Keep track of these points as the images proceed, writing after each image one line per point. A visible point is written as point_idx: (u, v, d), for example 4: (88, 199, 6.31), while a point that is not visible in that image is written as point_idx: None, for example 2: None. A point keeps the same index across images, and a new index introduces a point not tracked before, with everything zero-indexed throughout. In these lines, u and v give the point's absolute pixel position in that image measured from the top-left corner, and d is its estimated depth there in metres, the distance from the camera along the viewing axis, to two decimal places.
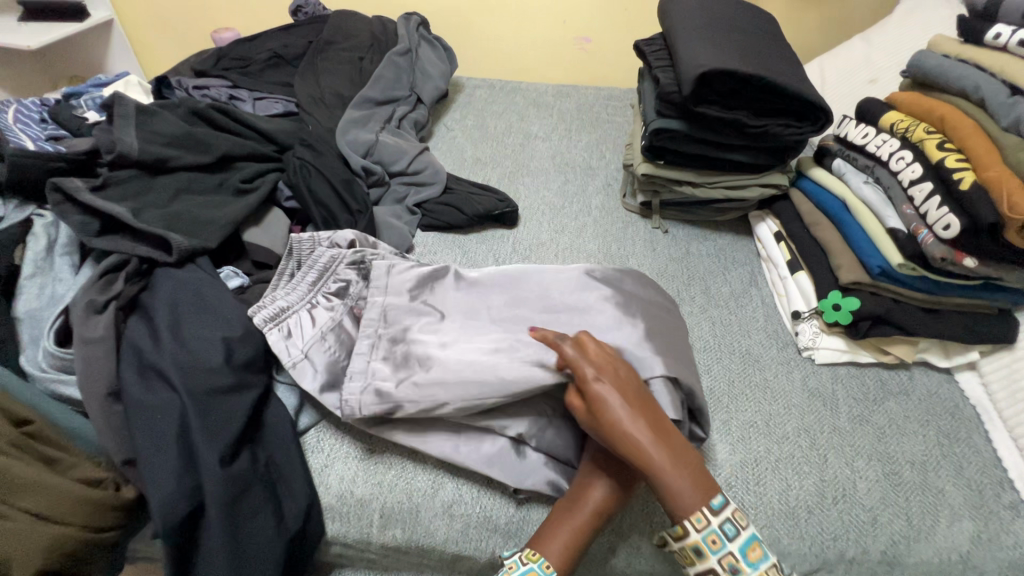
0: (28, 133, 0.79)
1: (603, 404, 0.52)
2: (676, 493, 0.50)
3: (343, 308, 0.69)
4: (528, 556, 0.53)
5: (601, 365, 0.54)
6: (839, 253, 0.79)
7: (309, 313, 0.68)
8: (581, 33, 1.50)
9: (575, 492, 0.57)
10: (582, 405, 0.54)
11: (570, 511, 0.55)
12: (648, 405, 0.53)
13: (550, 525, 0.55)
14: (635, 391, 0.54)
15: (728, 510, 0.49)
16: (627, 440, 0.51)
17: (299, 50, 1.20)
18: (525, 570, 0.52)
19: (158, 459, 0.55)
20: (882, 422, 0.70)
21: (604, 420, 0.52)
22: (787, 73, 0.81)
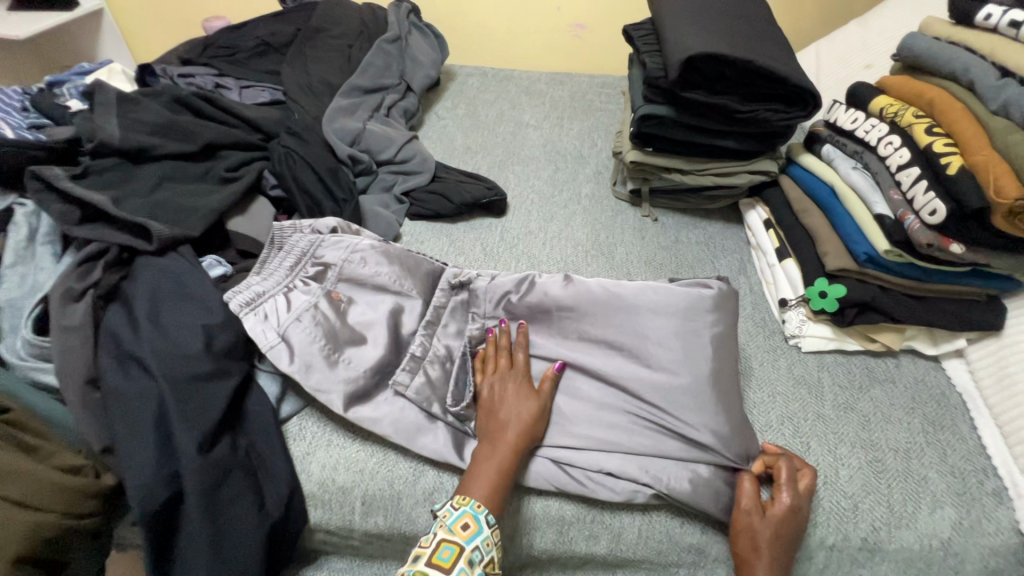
0: (9, 121, 0.79)
1: (748, 528, 0.57)
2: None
3: (321, 292, 0.69)
4: (459, 501, 0.55)
5: (795, 499, 0.57)
6: (826, 240, 0.78)
7: (287, 296, 0.67)
8: (574, 20, 1.48)
9: (492, 430, 0.61)
10: (746, 502, 0.58)
11: (492, 449, 0.59)
12: (789, 545, 0.56)
13: (475, 468, 0.58)
14: (790, 531, 0.56)
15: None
16: (750, 552, 0.56)
17: (288, 38, 1.19)
18: (459, 513, 0.54)
19: (138, 446, 0.55)
20: (867, 409, 0.70)
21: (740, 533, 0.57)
22: (776, 57, 0.80)
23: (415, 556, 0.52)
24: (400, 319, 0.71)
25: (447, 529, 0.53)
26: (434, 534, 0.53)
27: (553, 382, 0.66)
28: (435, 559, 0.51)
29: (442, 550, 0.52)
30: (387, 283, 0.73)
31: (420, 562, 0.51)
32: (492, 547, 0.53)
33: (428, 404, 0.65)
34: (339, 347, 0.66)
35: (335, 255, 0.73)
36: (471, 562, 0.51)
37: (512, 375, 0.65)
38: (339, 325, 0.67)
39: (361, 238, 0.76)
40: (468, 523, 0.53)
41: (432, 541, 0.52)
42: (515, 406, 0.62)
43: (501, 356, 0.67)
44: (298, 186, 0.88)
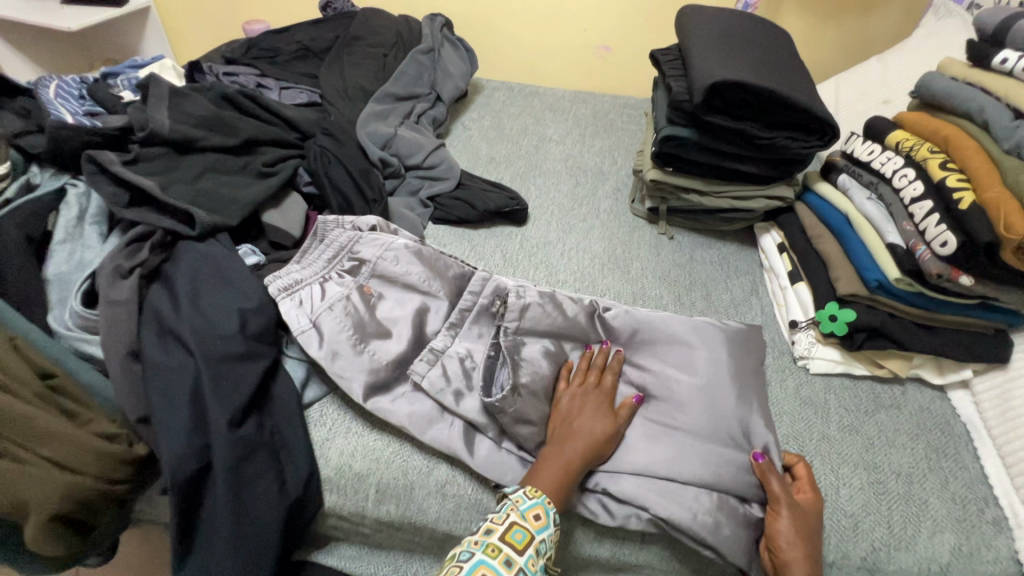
0: (67, 107, 0.84)
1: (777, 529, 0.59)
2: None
3: (353, 284, 0.73)
4: (533, 491, 0.57)
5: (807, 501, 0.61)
6: (839, 265, 0.80)
7: (321, 285, 0.71)
8: (599, 42, 1.53)
9: (564, 432, 0.62)
10: (779, 504, 0.60)
11: (559, 449, 0.61)
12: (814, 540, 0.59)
13: (539, 463, 0.60)
14: (809, 528, 0.59)
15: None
16: (786, 553, 0.57)
17: (327, 44, 1.24)
18: (531, 504, 0.56)
19: (173, 418, 0.58)
20: (872, 433, 0.72)
21: (773, 538, 0.59)
22: (797, 87, 0.83)
23: (487, 529, 0.54)
24: (424, 317, 0.74)
25: (520, 513, 0.55)
26: (507, 514, 0.55)
27: (632, 412, 0.66)
28: (508, 537, 0.54)
29: (514, 531, 0.54)
30: (416, 282, 0.76)
31: (494, 535, 0.54)
32: (553, 544, 0.56)
33: (444, 398, 0.67)
34: (365, 337, 0.69)
35: (370, 251, 0.77)
36: (537, 551, 0.54)
37: (596, 394, 0.66)
38: (366, 317, 0.70)
39: (396, 238, 0.80)
40: (540, 513, 0.55)
41: (505, 520, 0.55)
42: (590, 422, 0.63)
43: (591, 373, 0.68)
44: (331, 183, 0.92)
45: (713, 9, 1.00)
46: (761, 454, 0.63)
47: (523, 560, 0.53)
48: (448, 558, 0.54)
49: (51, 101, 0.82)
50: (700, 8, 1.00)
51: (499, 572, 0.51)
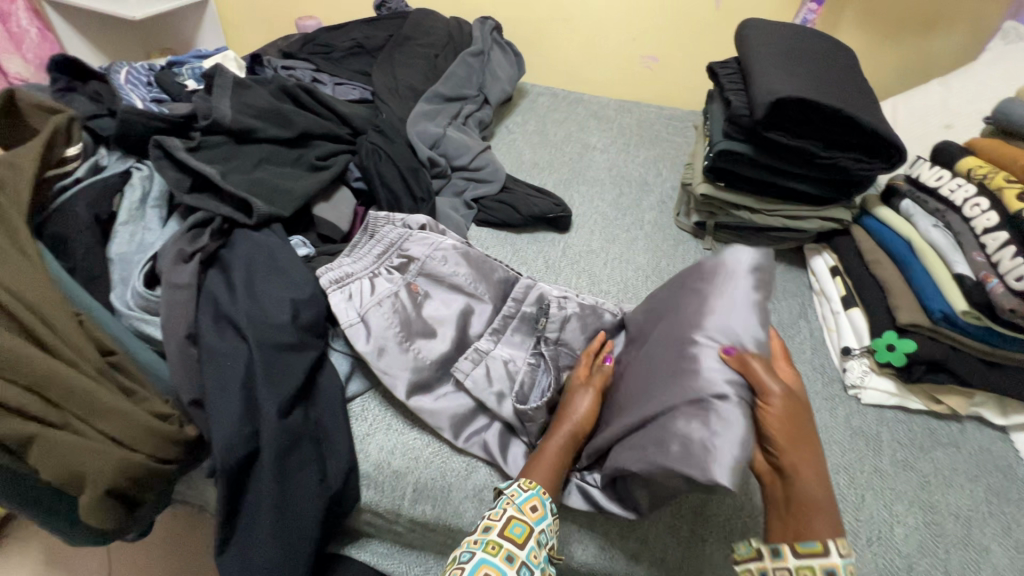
0: (136, 93, 0.86)
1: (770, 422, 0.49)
2: (807, 516, 0.48)
3: (402, 282, 0.74)
4: (527, 484, 0.57)
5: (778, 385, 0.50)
6: (898, 293, 0.77)
7: (371, 280, 0.73)
8: (647, 52, 1.52)
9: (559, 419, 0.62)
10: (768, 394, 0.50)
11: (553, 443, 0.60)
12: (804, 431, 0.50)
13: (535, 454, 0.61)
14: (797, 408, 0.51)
15: (817, 560, 0.47)
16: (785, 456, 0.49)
17: (380, 43, 1.26)
18: (527, 496, 0.56)
19: (224, 403, 0.58)
20: (927, 470, 0.69)
21: (773, 433, 0.49)
22: (863, 108, 0.81)
23: (485, 527, 0.54)
24: (469, 320, 0.74)
25: (517, 507, 0.55)
26: (504, 509, 0.55)
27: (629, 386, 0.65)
28: (508, 532, 0.53)
29: (512, 525, 0.54)
30: (462, 284, 0.76)
31: (492, 533, 0.54)
32: (554, 534, 0.56)
33: (487, 400, 0.67)
34: (410, 335, 0.70)
35: (419, 250, 0.77)
36: (539, 543, 0.54)
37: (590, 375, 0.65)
38: (413, 316, 0.71)
39: (445, 237, 0.80)
40: (536, 505, 0.55)
41: (502, 515, 0.55)
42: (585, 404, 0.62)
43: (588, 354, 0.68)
44: (380, 179, 0.93)
45: (775, 22, 0.98)
46: (733, 347, 0.53)
47: (525, 555, 0.53)
48: (450, 561, 0.53)
49: (122, 88, 0.85)
50: (760, 22, 0.97)
51: (501, 570, 0.51)
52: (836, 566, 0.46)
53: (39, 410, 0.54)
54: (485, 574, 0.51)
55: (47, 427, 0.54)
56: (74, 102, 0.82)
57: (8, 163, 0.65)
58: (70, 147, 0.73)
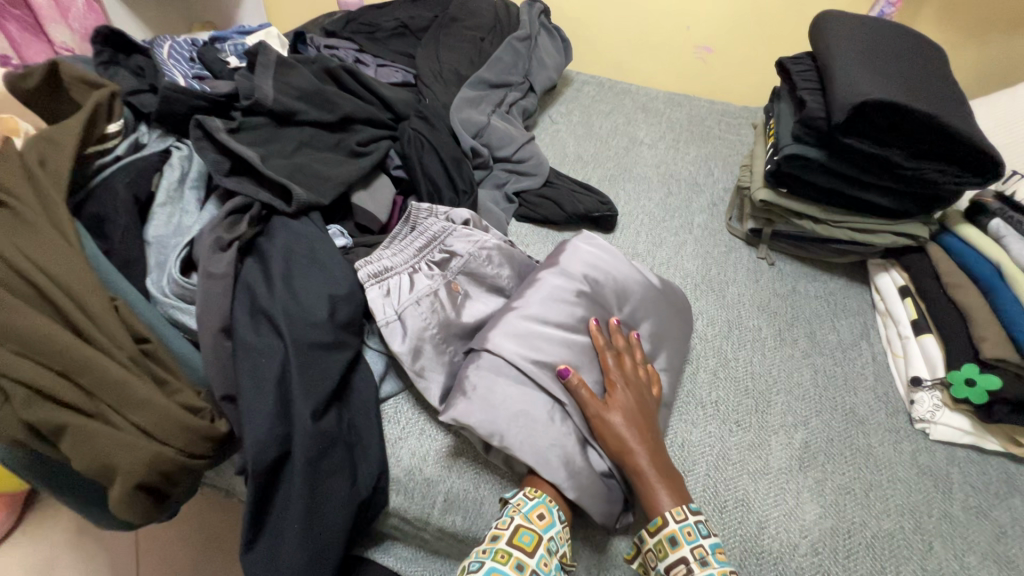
0: (179, 69, 0.84)
1: (609, 431, 0.59)
2: (651, 497, 0.56)
3: (442, 280, 0.70)
4: (533, 492, 0.56)
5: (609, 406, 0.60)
6: (983, 322, 0.69)
7: (410, 276, 0.70)
8: (701, 42, 1.43)
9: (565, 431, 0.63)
10: (591, 408, 0.60)
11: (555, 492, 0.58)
12: (646, 428, 0.60)
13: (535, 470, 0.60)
14: (647, 410, 0.61)
15: (661, 535, 0.54)
16: (621, 447, 0.58)
17: (425, 23, 1.21)
18: (532, 505, 0.55)
19: (259, 402, 0.56)
20: (1003, 519, 0.63)
21: (608, 439, 0.59)
22: (957, 115, 0.73)
23: (494, 536, 0.53)
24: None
25: (524, 516, 0.54)
26: (511, 518, 0.54)
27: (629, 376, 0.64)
28: (516, 541, 0.52)
29: (522, 534, 0.53)
30: (504, 286, 0.73)
31: (501, 541, 0.53)
32: (565, 542, 0.55)
33: None
34: (447, 338, 0.67)
35: (462, 246, 0.73)
36: (549, 551, 0.53)
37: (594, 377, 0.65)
38: (453, 317, 0.68)
39: (489, 234, 0.76)
40: (543, 513, 0.55)
41: (510, 524, 0.54)
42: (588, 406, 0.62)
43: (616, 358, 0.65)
44: (422, 169, 0.89)
45: (856, 16, 0.90)
46: (567, 370, 0.61)
47: (534, 563, 0.51)
48: (461, 569, 0.52)
49: (165, 63, 0.82)
50: (839, 15, 0.89)
51: None
52: (674, 532, 0.53)
53: (73, 398, 0.52)
54: None
55: (80, 416, 0.53)
56: (117, 76, 0.80)
57: (48, 140, 0.64)
58: (111, 124, 0.71)
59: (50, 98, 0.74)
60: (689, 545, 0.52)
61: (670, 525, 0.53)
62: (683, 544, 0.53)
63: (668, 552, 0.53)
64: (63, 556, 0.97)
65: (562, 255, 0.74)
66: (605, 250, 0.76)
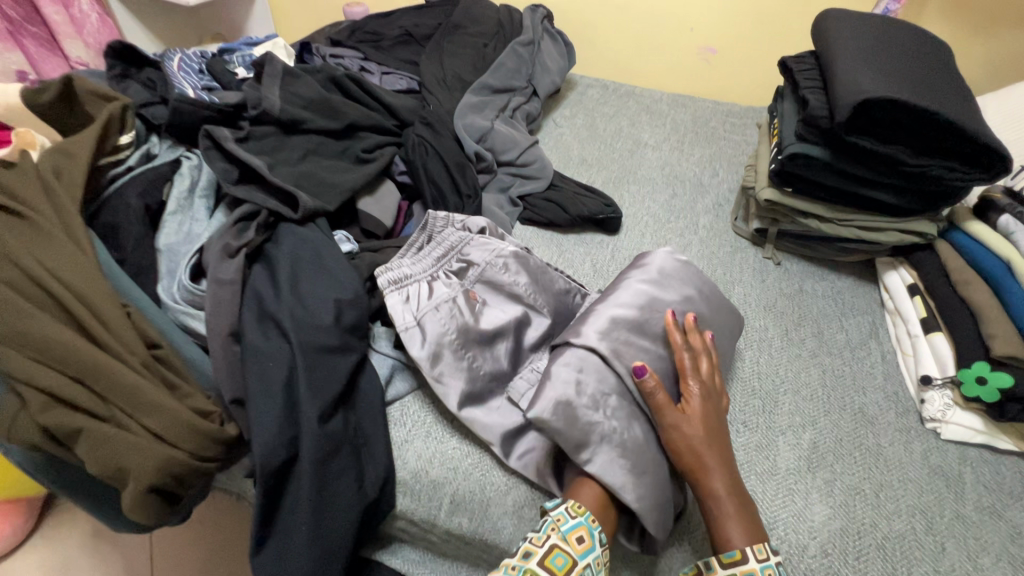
0: (188, 81, 0.86)
1: (685, 443, 0.57)
2: (722, 521, 0.54)
3: (460, 288, 0.71)
4: (576, 510, 0.53)
5: (689, 416, 0.58)
6: (993, 319, 0.68)
7: (428, 284, 0.71)
8: (705, 43, 1.43)
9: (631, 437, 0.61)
10: (671, 416, 0.58)
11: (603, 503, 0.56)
12: (723, 443, 0.58)
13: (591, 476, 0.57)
14: (720, 424, 0.59)
15: (737, 568, 0.51)
16: (695, 462, 0.56)
17: (428, 31, 1.23)
18: (573, 523, 0.52)
19: (267, 404, 0.57)
20: (1018, 520, 0.62)
21: (684, 451, 0.57)
22: (962, 111, 0.72)
23: (526, 552, 0.50)
24: (524, 331, 0.70)
25: (561, 536, 0.51)
26: (547, 535, 0.51)
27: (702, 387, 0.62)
28: (547, 562, 0.49)
29: (555, 555, 0.50)
30: (522, 293, 0.72)
31: (531, 560, 0.49)
32: (600, 568, 0.51)
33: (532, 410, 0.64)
34: (467, 344, 0.66)
35: (479, 255, 0.75)
36: None
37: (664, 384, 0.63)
38: (471, 323, 0.68)
39: (506, 243, 0.77)
40: (582, 537, 0.52)
41: (545, 542, 0.51)
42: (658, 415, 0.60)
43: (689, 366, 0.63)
44: (426, 174, 0.90)
45: (860, 14, 0.90)
46: (644, 370, 0.59)
47: None
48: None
49: (174, 75, 0.85)
50: (841, 14, 0.89)
51: None
52: (755, 571, 0.51)
53: (86, 402, 0.54)
54: None
55: (93, 420, 0.54)
56: (130, 90, 0.82)
57: (63, 151, 0.66)
58: (123, 135, 0.73)
59: (64, 111, 0.76)
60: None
61: (750, 562, 0.51)
62: None
63: None
64: (80, 560, 0.98)
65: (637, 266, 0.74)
66: (693, 268, 0.76)
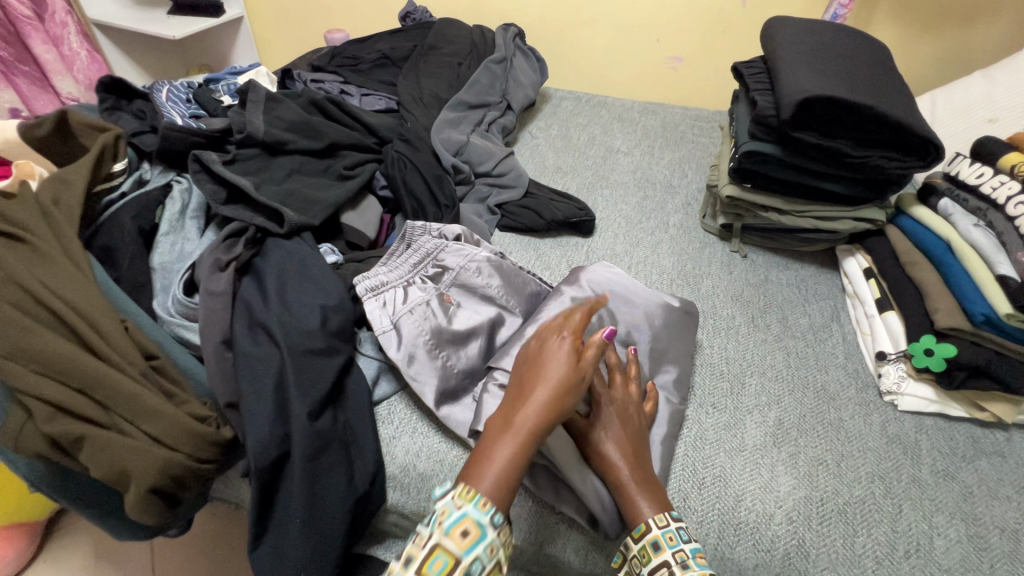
0: (176, 110, 0.91)
1: (595, 448, 0.59)
2: (632, 508, 0.56)
3: (435, 291, 0.76)
4: (464, 498, 0.48)
5: (591, 424, 0.60)
6: (938, 295, 0.74)
7: (404, 289, 0.75)
8: (671, 53, 1.50)
9: (518, 392, 0.54)
10: (575, 425, 0.61)
11: (502, 431, 0.52)
12: (633, 440, 0.60)
13: (481, 452, 0.51)
14: (631, 426, 0.62)
15: (645, 539, 0.54)
16: (606, 462, 0.59)
17: (405, 53, 1.29)
18: (458, 514, 0.47)
19: (259, 406, 0.61)
20: (971, 480, 0.66)
21: (596, 455, 0.59)
22: (897, 105, 0.78)
23: (406, 558, 0.46)
24: (497, 330, 0.74)
25: (443, 534, 0.46)
26: (430, 535, 0.46)
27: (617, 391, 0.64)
28: (427, 569, 0.45)
29: (434, 558, 0.45)
30: (495, 296, 0.77)
31: (412, 566, 0.45)
32: (496, 555, 0.47)
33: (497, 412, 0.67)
34: (440, 344, 0.70)
35: (454, 261, 0.79)
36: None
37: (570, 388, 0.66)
38: (444, 324, 0.72)
39: (479, 249, 0.82)
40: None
41: (426, 543, 0.46)
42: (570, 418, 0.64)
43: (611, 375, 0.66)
44: (405, 188, 0.94)
45: (803, 20, 0.96)
46: None
47: None
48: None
49: (163, 105, 0.90)
50: (785, 20, 0.96)
51: None
52: (656, 537, 0.54)
53: (89, 411, 0.57)
54: None
55: (96, 428, 0.57)
56: (121, 120, 0.87)
57: (62, 180, 0.70)
58: (116, 163, 0.78)
59: (60, 142, 0.80)
60: (671, 549, 0.53)
61: (654, 530, 0.54)
62: (666, 548, 0.53)
63: (651, 556, 0.53)
64: None
65: (581, 278, 0.79)
66: (623, 278, 0.80)
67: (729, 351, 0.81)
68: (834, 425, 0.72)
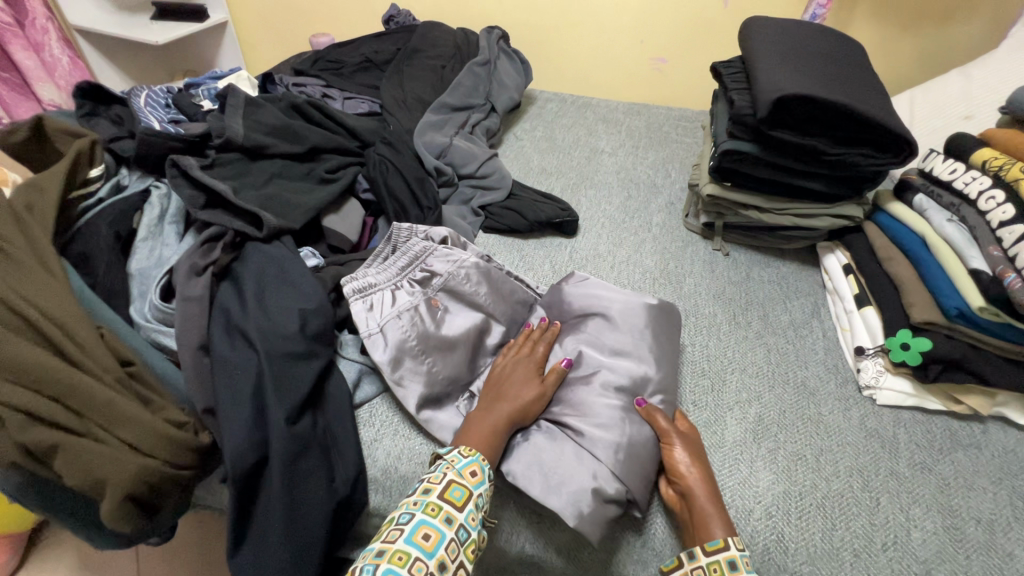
0: (155, 115, 0.91)
1: (678, 464, 0.62)
2: (705, 525, 0.58)
3: (423, 296, 0.76)
4: (466, 450, 0.59)
5: (680, 444, 0.64)
6: (912, 290, 0.75)
7: (392, 293, 0.75)
8: (656, 54, 1.51)
9: (494, 396, 0.66)
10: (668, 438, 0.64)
11: (487, 411, 0.65)
12: (710, 471, 0.63)
13: (471, 423, 0.64)
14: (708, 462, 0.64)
15: (721, 555, 0.55)
16: (686, 481, 0.61)
17: (388, 56, 1.29)
18: (465, 462, 0.58)
19: (236, 411, 0.61)
20: (947, 473, 0.67)
21: (678, 470, 0.62)
22: (871, 102, 0.79)
23: (425, 489, 0.57)
24: (484, 337, 0.76)
25: (456, 472, 0.57)
26: (444, 474, 0.57)
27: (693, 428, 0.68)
28: (446, 496, 0.56)
29: (452, 489, 0.56)
30: (482, 302, 0.78)
31: (432, 495, 0.56)
32: (476, 525, 0.56)
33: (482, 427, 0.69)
34: (425, 350, 0.71)
35: (442, 266, 0.79)
36: (477, 507, 0.56)
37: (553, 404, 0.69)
38: (431, 329, 0.72)
39: (467, 254, 0.82)
40: (429, 534, 0.53)
41: (443, 479, 0.57)
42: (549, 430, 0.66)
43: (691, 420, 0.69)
44: (388, 190, 0.94)
45: (780, 20, 0.97)
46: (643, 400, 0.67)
47: (462, 516, 0.55)
48: (388, 520, 0.56)
49: (141, 110, 0.89)
50: (763, 20, 0.97)
51: (440, 531, 0.54)
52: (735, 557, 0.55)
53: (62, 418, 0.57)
54: (424, 533, 0.53)
55: (70, 435, 0.56)
56: (98, 126, 0.87)
57: (35, 187, 0.70)
58: (92, 169, 0.77)
59: (36, 149, 0.80)
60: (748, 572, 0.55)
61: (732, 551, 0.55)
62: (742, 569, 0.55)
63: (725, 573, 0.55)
64: None
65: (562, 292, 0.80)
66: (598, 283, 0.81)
67: (711, 350, 0.82)
68: (816, 420, 0.72)
